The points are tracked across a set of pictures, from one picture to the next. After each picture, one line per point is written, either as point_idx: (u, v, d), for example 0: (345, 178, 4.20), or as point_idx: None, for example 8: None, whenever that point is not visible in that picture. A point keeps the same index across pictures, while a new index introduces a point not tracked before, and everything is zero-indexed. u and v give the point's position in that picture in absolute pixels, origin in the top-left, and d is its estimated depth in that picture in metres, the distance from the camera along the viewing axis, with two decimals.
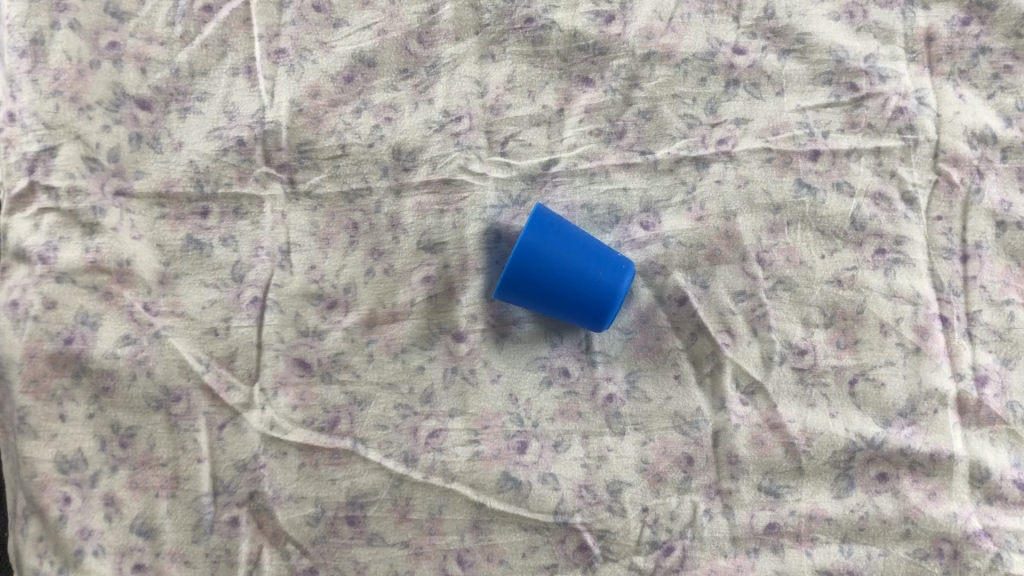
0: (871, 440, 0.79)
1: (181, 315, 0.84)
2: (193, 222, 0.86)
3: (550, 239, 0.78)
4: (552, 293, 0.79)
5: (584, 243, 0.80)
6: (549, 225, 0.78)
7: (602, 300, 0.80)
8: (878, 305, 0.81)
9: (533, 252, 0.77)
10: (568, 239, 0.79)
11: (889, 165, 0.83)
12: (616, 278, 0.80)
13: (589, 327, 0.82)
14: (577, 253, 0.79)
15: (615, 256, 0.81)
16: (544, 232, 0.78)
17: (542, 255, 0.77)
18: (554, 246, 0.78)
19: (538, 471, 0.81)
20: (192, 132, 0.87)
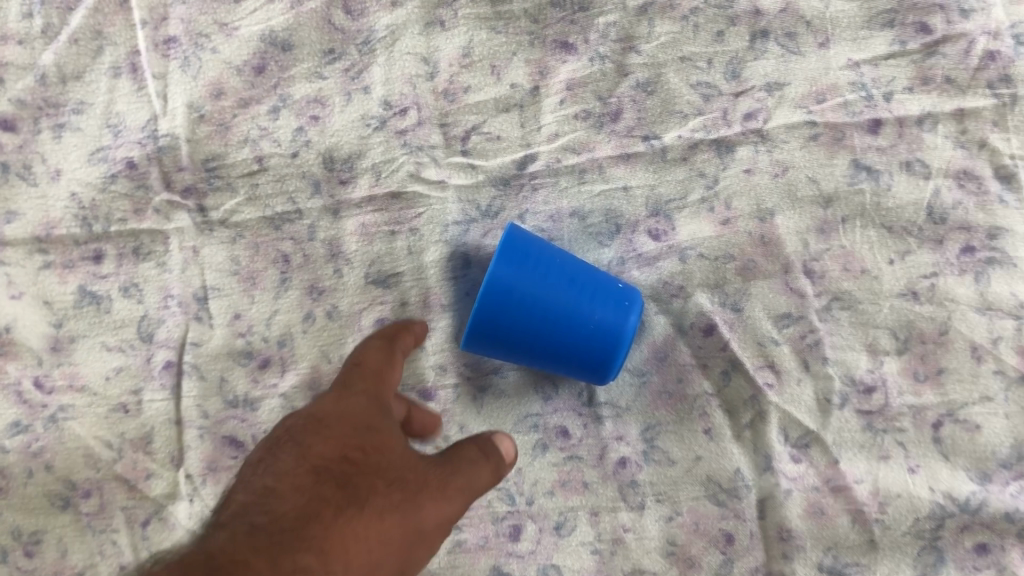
0: (964, 502, 0.61)
1: (81, 389, 0.67)
2: (85, 270, 0.68)
3: (529, 271, 0.59)
4: (537, 340, 0.61)
5: (574, 271, 0.61)
6: (527, 253, 0.59)
7: (603, 343, 0.61)
8: (968, 323, 0.62)
9: (507, 289, 0.58)
10: (554, 267, 0.60)
11: (976, 132, 0.62)
12: (620, 315, 0.61)
13: (590, 377, 0.63)
14: (567, 286, 0.60)
15: (617, 285, 0.62)
16: (521, 262, 0.59)
17: (521, 293, 0.58)
18: (536, 280, 0.59)
19: (537, 563, 0.64)
20: (71, 155, 0.68)
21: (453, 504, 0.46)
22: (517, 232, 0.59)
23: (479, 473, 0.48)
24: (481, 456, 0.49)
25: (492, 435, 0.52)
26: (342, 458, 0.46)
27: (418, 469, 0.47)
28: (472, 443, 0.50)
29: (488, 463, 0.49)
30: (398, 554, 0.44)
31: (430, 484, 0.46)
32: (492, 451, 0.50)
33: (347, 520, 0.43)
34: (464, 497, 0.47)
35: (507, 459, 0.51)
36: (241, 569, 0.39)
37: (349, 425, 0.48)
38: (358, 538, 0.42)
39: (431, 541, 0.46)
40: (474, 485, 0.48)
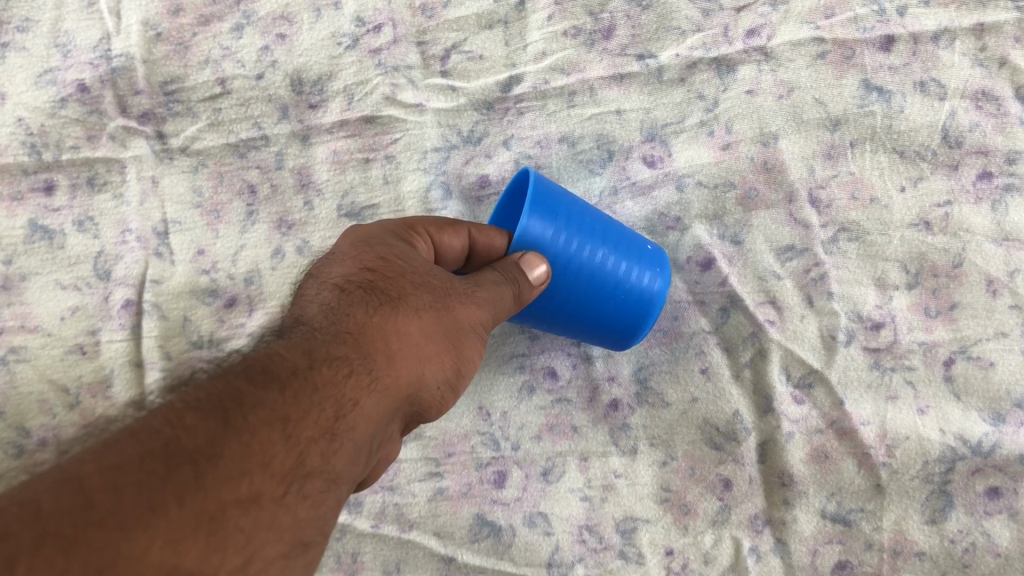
0: (976, 445, 0.57)
1: (34, 330, 0.62)
2: (35, 203, 0.63)
3: (561, 227, 0.52)
4: (563, 304, 0.54)
5: (604, 226, 0.55)
6: (557, 204, 0.52)
7: (637, 310, 0.55)
8: (983, 255, 0.58)
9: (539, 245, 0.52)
10: (586, 223, 0.54)
11: (996, 50, 0.58)
12: (653, 279, 0.56)
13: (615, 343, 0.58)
14: (600, 243, 0.54)
15: (646, 243, 0.57)
16: (552, 216, 0.52)
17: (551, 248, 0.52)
18: (569, 236, 0.52)
19: (523, 511, 0.60)
20: (17, 77, 0.64)
21: (489, 305, 0.47)
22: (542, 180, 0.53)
23: (506, 295, 0.48)
24: (516, 277, 0.49)
25: (515, 256, 0.50)
26: (373, 268, 0.47)
27: (446, 280, 0.47)
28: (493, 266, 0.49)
29: (524, 275, 0.49)
30: (439, 351, 0.44)
31: (457, 291, 0.47)
32: (524, 281, 0.49)
33: (386, 318, 0.43)
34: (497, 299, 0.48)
35: (534, 284, 0.50)
36: (277, 362, 0.38)
37: (375, 249, 0.48)
38: (399, 332, 0.43)
39: (468, 341, 0.46)
40: (511, 288, 0.48)
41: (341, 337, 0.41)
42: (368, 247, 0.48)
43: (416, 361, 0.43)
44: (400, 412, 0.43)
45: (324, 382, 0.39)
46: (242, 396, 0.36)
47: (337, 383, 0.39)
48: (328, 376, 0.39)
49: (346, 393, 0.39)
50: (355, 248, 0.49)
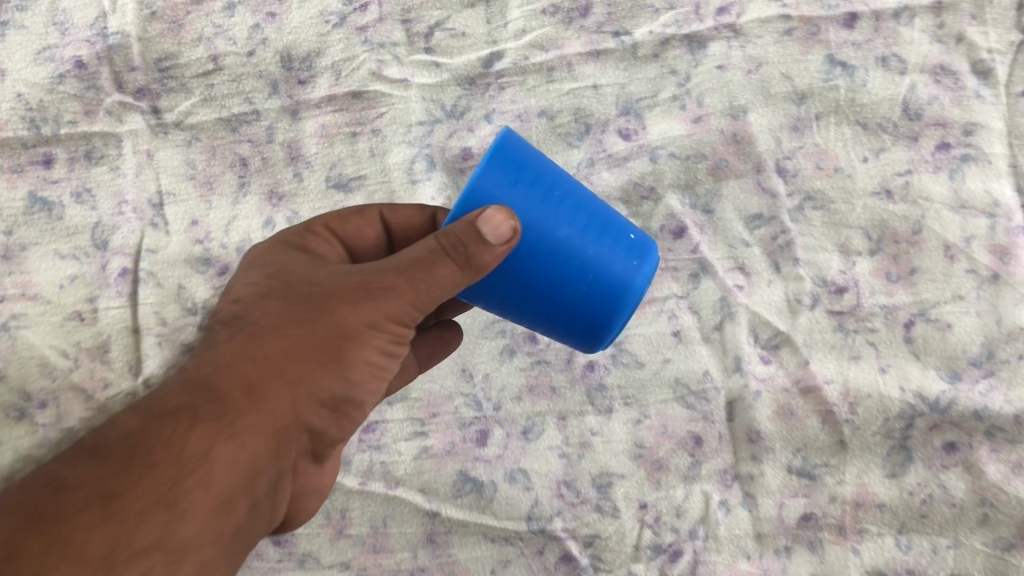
0: (934, 402, 0.60)
1: (34, 298, 0.65)
2: (34, 175, 0.66)
3: (528, 191, 0.45)
4: (521, 282, 0.47)
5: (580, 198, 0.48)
6: (525, 166, 0.45)
7: (605, 298, 0.48)
8: (941, 222, 0.61)
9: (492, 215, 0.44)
10: (558, 191, 0.46)
11: (954, 27, 0.61)
12: (629, 269, 0.49)
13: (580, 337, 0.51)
14: (570, 217, 0.47)
15: (631, 228, 0.50)
16: (516, 176, 0.45)
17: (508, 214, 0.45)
18: (533, 204, 0.45)
19: (504, 468, 0.63)
20: (16, 54, 0.66)
21: (398, 294, 0.45)
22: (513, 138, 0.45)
23: (439, 266, 0.44)
24: (458, 244, 0.43)
25: (473, 213, 0.42)
26: (254, 297, 0.49)
27: (343, 282, 0.46)
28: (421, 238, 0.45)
29: (448, 243, 0.43)
30: (314, 369, 0.45)
31: (347, 291, 0.45)
32: (478, 240, 0.42)
33: (252, 352, 0.45)
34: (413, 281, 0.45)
35: (501, 246, 0.42)
36: (128, 435, 0.43)
37: (282, 266, 0.50)
38: (261, 365, 0.45)
39: (361, 342, 0.45)
40: (429, 266, 0.44)
41: (202, 385, 0.44)
42: (274, 265, 0.50)
43: (281, 390, 0.44)
44: (286, 441, 0.45)
45: (168, 442, 0.42)
46: (47, 493, 0.41)
47: (181, 445, 0.42)
48: (168, 433, 0.43)
49: (192, 445, 0.42)
50: (261, 266, 0.51)
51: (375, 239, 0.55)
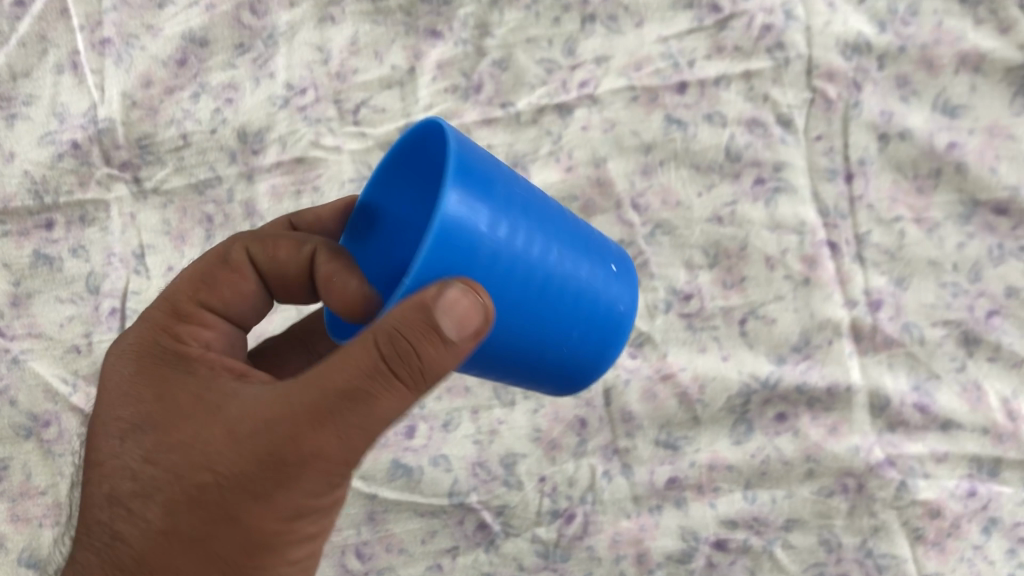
0: (765, 380, 0.76)
1: (39, 336, 0.80)
2: (38, 236, 0.81)
3: (512, 234, 0.48)
4: (529, 333, 0.52)
5: (555, 227, 0.53)
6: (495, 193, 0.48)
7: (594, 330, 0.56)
8: (762, 239, 0.77)
9: (487, 263, 0.47)
10: (531, 214, 0.50)
11: (761, 88, 0.79)
12: (615, 312, 0.58)
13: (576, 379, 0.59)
14: (546, 239, 0.51)
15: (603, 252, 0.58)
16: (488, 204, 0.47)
17: (498, 257, 0.47)
18: (516, 233, 0.49)
19: (429, 454, 0.78)
20: (23, 140, 0.81)
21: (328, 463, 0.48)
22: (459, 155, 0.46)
23: (381, 400, 0.46)
24: (409, 349, 0.45)
25: (427, 299, 0.43)
26: (150, 479, 0.50)
27: (247, 465, 0.48)
28: (350, 360, 0.46)
29: (390, 379, 0.46)
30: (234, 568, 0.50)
31: (245, 488, 0.48)
32: (441, 334, 0.44)
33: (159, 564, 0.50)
34: (349, 440, 0.47)
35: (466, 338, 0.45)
36: None
37: (168, 426, 0.50)
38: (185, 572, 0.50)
39: (276, 527, 0.49)
40: (366, 418, 0.47)
41: None
42: (154, 433, 0.50)
43: None
44: None
45: None
46: None
47: None
48: None
49: None
50: (148, 435, 0.51)
51: (254, 286, 0.58)
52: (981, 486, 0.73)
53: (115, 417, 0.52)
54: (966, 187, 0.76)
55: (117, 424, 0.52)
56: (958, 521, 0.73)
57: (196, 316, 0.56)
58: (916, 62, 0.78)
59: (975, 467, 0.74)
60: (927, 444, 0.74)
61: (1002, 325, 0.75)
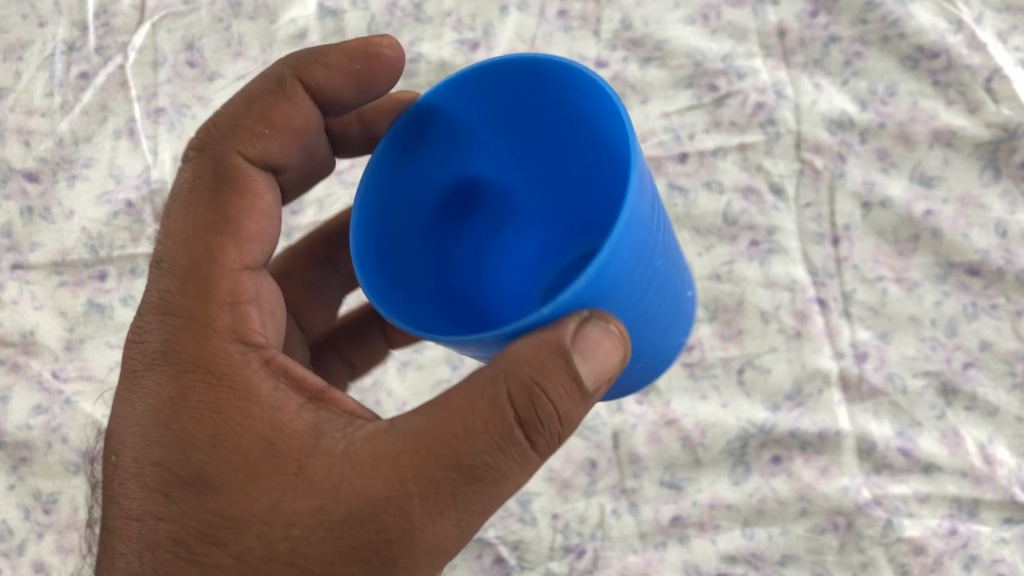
0: (761, 425, 0.82)
1: (90, 378, 0.86)
2: (92, 286, 0.87)
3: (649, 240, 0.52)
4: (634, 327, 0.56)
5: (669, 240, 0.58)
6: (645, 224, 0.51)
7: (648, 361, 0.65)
8: (757, 295, 0.85)
9: (631, 254, 0.49)
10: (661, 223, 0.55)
11: (755, 159, 0.87)
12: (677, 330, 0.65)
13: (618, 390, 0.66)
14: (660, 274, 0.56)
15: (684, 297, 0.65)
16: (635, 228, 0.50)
17: (646, 252, 0.52)
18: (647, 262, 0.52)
19: None
20: (82, 199, 0.89)
21: (439, 552, 0.51)
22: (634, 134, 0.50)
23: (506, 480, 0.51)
24: (548, 410, 0.49)
25: (584, 347, 0.48)
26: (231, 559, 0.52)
27: (344, 558, 0.51)
28: (481, 430, 0.50)
29: (518, 458, 0.50)
30: None
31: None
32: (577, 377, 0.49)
33: None
34: (462, 529, 0.51)
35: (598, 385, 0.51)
36: None
37: (235, 492, 0.53)
38: None
39: None
40: (487, 502, 0.51)
41: None
42: (218, 501, 0.53)
43: None
44: None
45: None
46: None
47: None
48: None
49: None
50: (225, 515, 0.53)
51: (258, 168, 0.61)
52: (961, 525, 0.79)
53: (155, 460, 0.55)
54: (941, 250, 0.84)
55: (158, 475, 0.55)
56: (941, 557, 0.78)
57: (238, 297, 0.58)
58: (894, 137, 0.86)
59: (955, 508, 0.79)
60: (910, 485, 0.80)
61: (977, 376, 0.82)
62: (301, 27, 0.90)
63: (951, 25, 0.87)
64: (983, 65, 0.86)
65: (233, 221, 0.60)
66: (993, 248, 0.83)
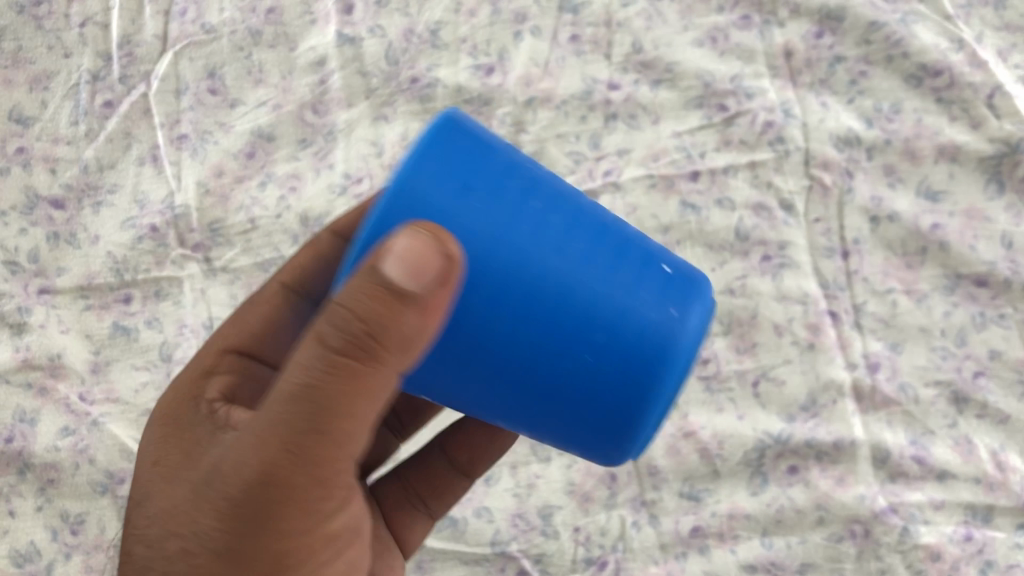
0: (777, 436, 0.84)
1: (116, 400, 0.87)
2: (117, 310, 0.89)
3: (516, 219, 0.44)
4: (586, 369, 0.45)
5: (592, 224, 0.47)
6: (503, 179, 0.45)
7: (647, 357, 0.45)
8: (770, 308, 0.87)
9: (470, 232, 0.43)
10: (553, 211, 0.46)
11: (765, 177, 0.89)
12: (665, 317, 0.46)
13: (626, 425, 0.46)
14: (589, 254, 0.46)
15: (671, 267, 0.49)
16: (474, 176, 0.44)
17: (542, 272, 0.44)
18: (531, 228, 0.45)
19: (472, 507, 0.85)
20: (107, 224, 0.90)
21: (284, 483, 0.45)
22: (483, 137, 0.46)
23: (344, 401, 0.44)
24: (359, 320, 0.42)
25: (391, 245, 0.40)
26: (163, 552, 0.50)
27: (225, 513, 0.47)
28: (296, 360, 0.44)
29: (327, 370, 0.43)
30: None
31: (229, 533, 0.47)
32: (390, 286, 0.41)
33: None
34: (297, 454, 0.45)
35: (420, 289, 0.41)
36: None
37: (154, 491, 0.52)
38: None
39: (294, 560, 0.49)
40: (310, 424, 0.44)
41: None
42: (146, 503, 0.52)
43: None
44: None
45: None
46: None
47: None
48: None
49: None
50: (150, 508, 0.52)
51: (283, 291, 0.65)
52: (977, 531, 0.81)
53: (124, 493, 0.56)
54: (949, 262, 0.86)
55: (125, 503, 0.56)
56: (958, 563, 0.80)
57: (215, 367, 0.61)
58: (900, 153, 0.89)
59: (970, 514, 0.81)
60: (926, 493, 0.82)
61: (987, 385, 0.84)
62: (320, 54, 0.93)
63: (953, 44, 0.90)
64: (985, 82, 0.88)
65: (244, 327, 0.64)
66: (1000, 259, 0.86)
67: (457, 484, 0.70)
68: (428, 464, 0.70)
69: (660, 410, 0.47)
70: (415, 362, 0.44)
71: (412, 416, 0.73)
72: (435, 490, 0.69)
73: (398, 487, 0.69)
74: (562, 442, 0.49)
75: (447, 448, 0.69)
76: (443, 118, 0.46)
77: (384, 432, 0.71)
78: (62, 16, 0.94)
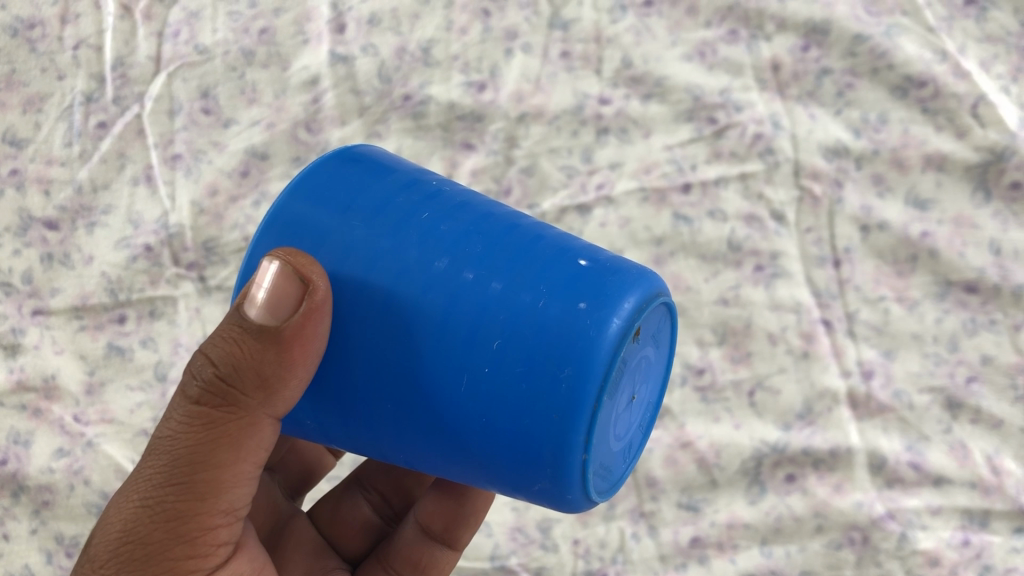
0: (775, 444, 0.84)
1: (111, 421, 0.87)
2: (112, 329, 0.89)
3: (397, 231, 0.44)
4: (488, 386, 0.41)
5: (490, 225, 0.45)
6: (384, 204, 0.45)
7: (544, 361, 0.40)
8: (764, 318, 0.87)
9: (347, 250, 0.44)
10: (445, 226, 0.44)
11: (755, 188, 0.90)
12: (573, 313, 0.41)
13: (545, 445, 0.41)
14: (479, 261, 0.42)
15: (586, 259, 0.44)
16: (346, 209, 0.45)
17: (422, 290, 0.42)
18: (412, 244, 0.43)
19: None
20: (101, 244, 0.90)
21: (142, 540, 0.45)
22: (381, 165, 0.47)
23: (209, 439, 0.45)
24: (225, 358, 0.44)
25: (253, 292, 0.44)
26: None
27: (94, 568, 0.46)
28: (172, 407, 0.46)
29: (187, 419, 0.45)
30: None
31: None
32: (250, 326, 0.44)
33: None
34: (155, 508, 0.45)
35: (278, 320, 0.43)
36: None
37: None
38: None
39: None
40: (169, 474, 0.45)
41: None
42: None
43: None
44: None
45: None
46: None
47: None
48: None
49: None
50: None
51: None
52: (974, 536, 0.82)
53: None
54: (939, 270, 0.87)
55: None
56: (956, 568, 0.81)
57: None
58: (888, 162, 0.90)
59: (967, 519, 0.82)
60: (923, 498, 0.83)
61: (980, 390, 0.85)
62: (313, 73, 0.93)
63: (936, 55, 0.91)
64: (968, 92, 0.90)
65: None
66: (989, 266, 0.87)
67: (445, 559, 0.63)
68: (406, 536, 0.63)
69: (587, 426, 0.40)
70: (278, 408, 0.45)
71: (397, 491, 0.68)
72: (418, 566, 0.62)
73: (379, 568, 0.63)
74: (496, 483, 0.44)
75: (421, 520, 0.62)
76: (341, 152, 0.48)
77: (363, 499, 0.67)
78: (56, 38, 0.94)
